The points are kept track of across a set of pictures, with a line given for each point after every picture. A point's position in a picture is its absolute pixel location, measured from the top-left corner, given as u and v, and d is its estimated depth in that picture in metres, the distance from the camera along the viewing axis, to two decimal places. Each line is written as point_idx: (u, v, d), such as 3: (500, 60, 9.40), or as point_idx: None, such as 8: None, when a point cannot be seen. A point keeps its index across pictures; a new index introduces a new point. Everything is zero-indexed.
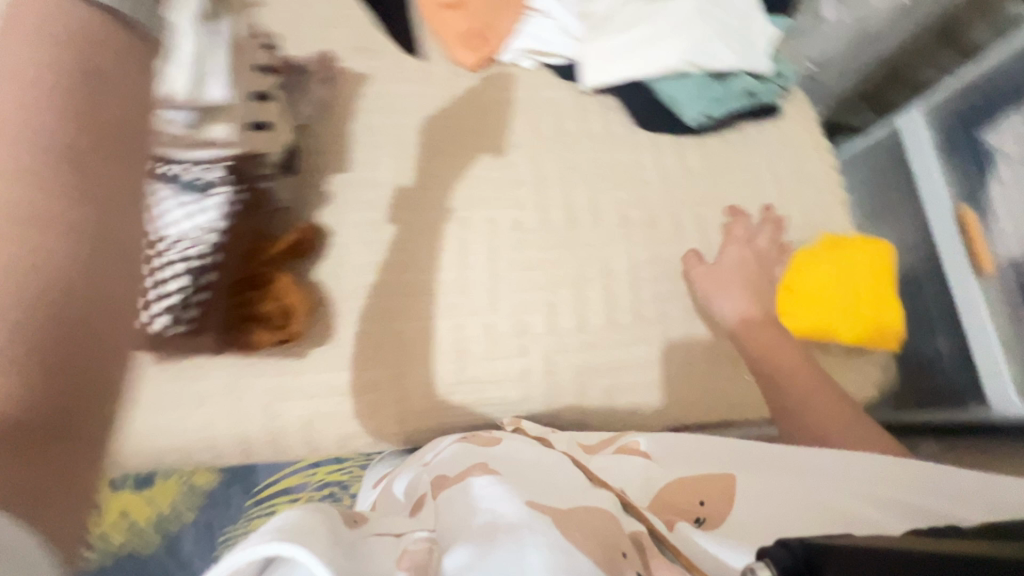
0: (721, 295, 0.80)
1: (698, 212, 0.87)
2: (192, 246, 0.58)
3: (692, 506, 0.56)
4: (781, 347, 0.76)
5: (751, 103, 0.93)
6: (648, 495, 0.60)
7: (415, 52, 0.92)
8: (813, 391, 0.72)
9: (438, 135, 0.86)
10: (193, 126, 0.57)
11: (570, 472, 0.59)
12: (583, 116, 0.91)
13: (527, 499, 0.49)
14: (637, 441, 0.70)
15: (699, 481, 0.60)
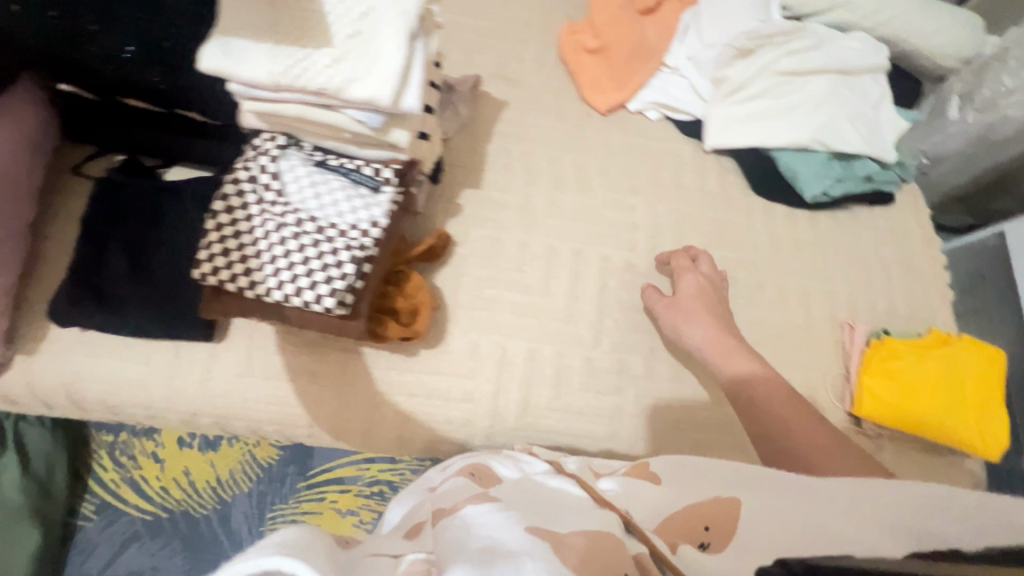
0: (688, 324, 0.75)
1: (804, 284, 0.88)
2: (357, 235, 0.59)
3: (697, 529, 0.50)
4: (763, 379, 0.68)
5: (869, 188, 0.94)
6: (653, 517, 0.53)
7: (551, 86, 0.96)
8: (791, 420, 0.63)
9: (562, 165, 0.89)
10: (377, 128, 0.60)
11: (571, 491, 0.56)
12: (702, 173, 0.93)
13: (529, 525, 0.46)
14: (646, 463, 0.62)
15: (701, 505, 0.52)
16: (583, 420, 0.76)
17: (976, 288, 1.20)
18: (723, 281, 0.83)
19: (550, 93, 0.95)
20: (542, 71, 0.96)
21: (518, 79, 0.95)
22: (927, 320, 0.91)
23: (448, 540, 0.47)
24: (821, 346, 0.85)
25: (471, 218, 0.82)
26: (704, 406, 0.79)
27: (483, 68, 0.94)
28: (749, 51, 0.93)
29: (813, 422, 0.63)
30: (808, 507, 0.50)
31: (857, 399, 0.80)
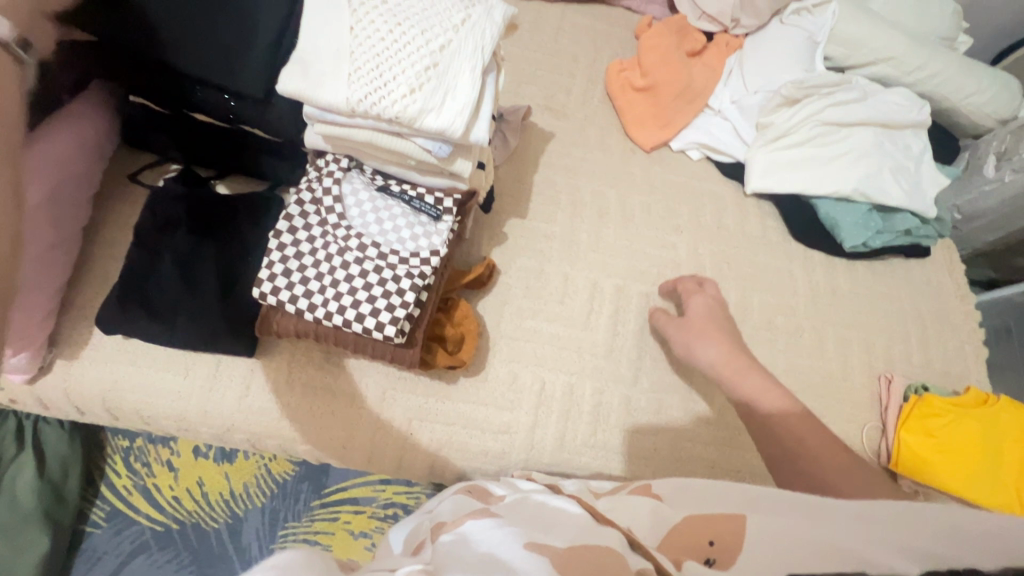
0: (699, 343, 0.73)
1: (842, 333, 0.88)
2: (418, 263, 0.59)
3: (701, 543, 0.48)
4: (774, 399, 0.66)
5: (906, 241, 0.95)
6: (655, 532, 0.52)
7: (595, 119, 0.97)
8: (807, 440, 0.62)
9: (604, 199, 0.89)
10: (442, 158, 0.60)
11: (568, 509, 0.52)
12: (742, 215, 0.94)
13: (529, 541, 0.43)
14: (649, 486, 0.61)
15: (705, 518, 0.50)
16: (620, 458, 0.75)
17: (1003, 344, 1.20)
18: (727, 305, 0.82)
19: (595, 127, 0.96)
20: (587, 105, 0.98)
21: (564, 112, 0.96)
22: (962, 377, 0.90)
23: (440, 549, 0.45)
24: (857, 397, 0.84)
25: (516, 247, 0.82)
26: (739, 452, 0.78)
27: (530, 99, 0.96)
28: (794, 100, 0.95)
29: (818, 443, 0.61)
30: (810, 521, 0.46)
31: (894, 453, 0.79)
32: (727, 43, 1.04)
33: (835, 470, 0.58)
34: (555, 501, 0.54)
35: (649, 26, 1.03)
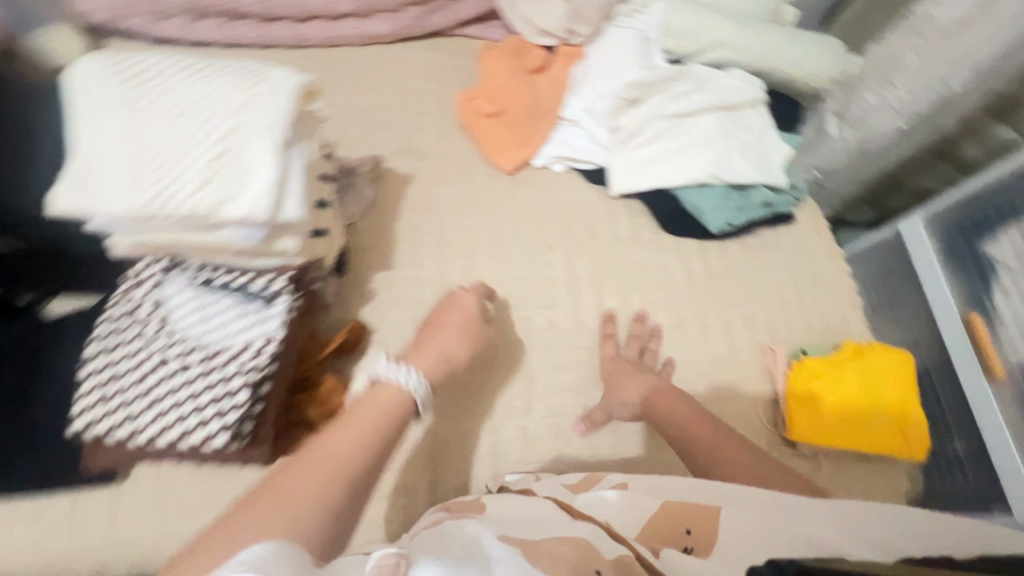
0: (622, 383, 0.76)
1: (725, 314, 0.90)
2: (249, 357, 0.56)
3: (678, 532, 0.52)
4: (688, 412, 0.69)
5: (768, 213, 0.99)
6: (633, 526, 0.55)
7: (454, 151, 0.97)
8: (726, 442, 0.64)
9: (473, 230, 0.89)
10: (260, 242, 0.59)
11: (549, 508, 0.55)
12: (612, 217, 0.96)
13: (498, 533, 0.48)
14: (623, 481, 0.63)
15: (680, 507, 0.54)
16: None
17: (884, 280, 1.29)
18: (608, 318, 0.85)
19: (454, 159, 0.96)
20: (444, 138, 0.98)
21: (420, 150, 0.96)
22: (841, 331, 0.95)
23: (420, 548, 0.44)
24: (748, 372, 0.86)
25: (388, 300, 0.80)
26: (645, 453, 0.78)
27: (383, 142, 0.94)
28: (636, 100, 0.97)
29: (742, 452, 0.63)
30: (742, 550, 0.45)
31: (790, 421, 0.82)
32: (568, 54, 1.06)
33: (768, 474, 0.60)
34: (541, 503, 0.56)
35: (491, 50, 1.05)
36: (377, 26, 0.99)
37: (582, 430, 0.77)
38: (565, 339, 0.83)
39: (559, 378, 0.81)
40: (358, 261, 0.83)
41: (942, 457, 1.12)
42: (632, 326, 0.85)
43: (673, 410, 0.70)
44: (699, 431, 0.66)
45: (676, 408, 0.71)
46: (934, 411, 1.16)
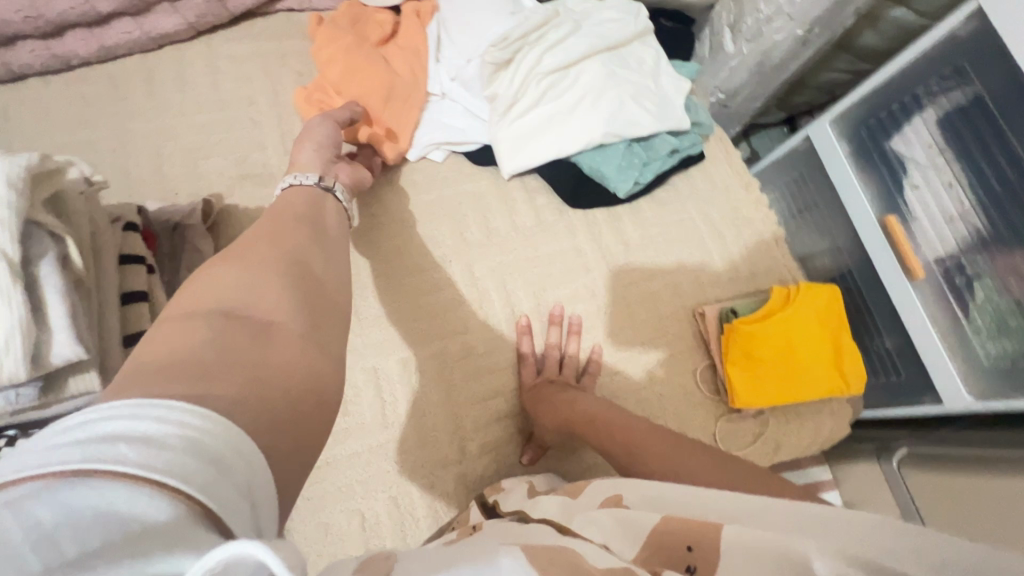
0: (558, 396, 0.71)
1: (648, 285, 0.84)
2: None
3: (681, 551, 0.41)
4: (632, 424, 0.66)
5: (677, 160, 0.89)
6: (632, 542, 0.44)
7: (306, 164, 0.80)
8: (669, 448, 0.61)
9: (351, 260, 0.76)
10: (42, 399, 0.44)
11: (539, 531, 0.46)
12: (507, 204, 0.84)
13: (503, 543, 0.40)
14: (620, 494, 0.52)
15: (682, 517, 0.43)
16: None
17: (797, 191, 1.27)
18: (525, 328, 0.76)
19: None
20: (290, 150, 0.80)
21: (264, 173, 0.78)
22: (767, 271, 0.91)
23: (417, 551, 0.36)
24: (680, 343, 0.82)
25: None
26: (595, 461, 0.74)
27: (215, 173, 0.77)
28: (507, 60, 0.82)
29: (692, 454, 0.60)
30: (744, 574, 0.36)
31: (731, 387, 0.78)
32: (417, 12, 0.88)
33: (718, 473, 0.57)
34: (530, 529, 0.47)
35: (321, 24, 0.85)
36: (161, 19, 0.78)
37: (532, 459, 0.72)
38: (482, 362, 0.75)
39: (486, 407, 0.74)
40: None
41: (874, 355, 1.16)
42: (548, 330, 0.78)
43: (618, 423, 0.67)
44: (640, 441, 0.63)
45: (618, 422, 0.67)
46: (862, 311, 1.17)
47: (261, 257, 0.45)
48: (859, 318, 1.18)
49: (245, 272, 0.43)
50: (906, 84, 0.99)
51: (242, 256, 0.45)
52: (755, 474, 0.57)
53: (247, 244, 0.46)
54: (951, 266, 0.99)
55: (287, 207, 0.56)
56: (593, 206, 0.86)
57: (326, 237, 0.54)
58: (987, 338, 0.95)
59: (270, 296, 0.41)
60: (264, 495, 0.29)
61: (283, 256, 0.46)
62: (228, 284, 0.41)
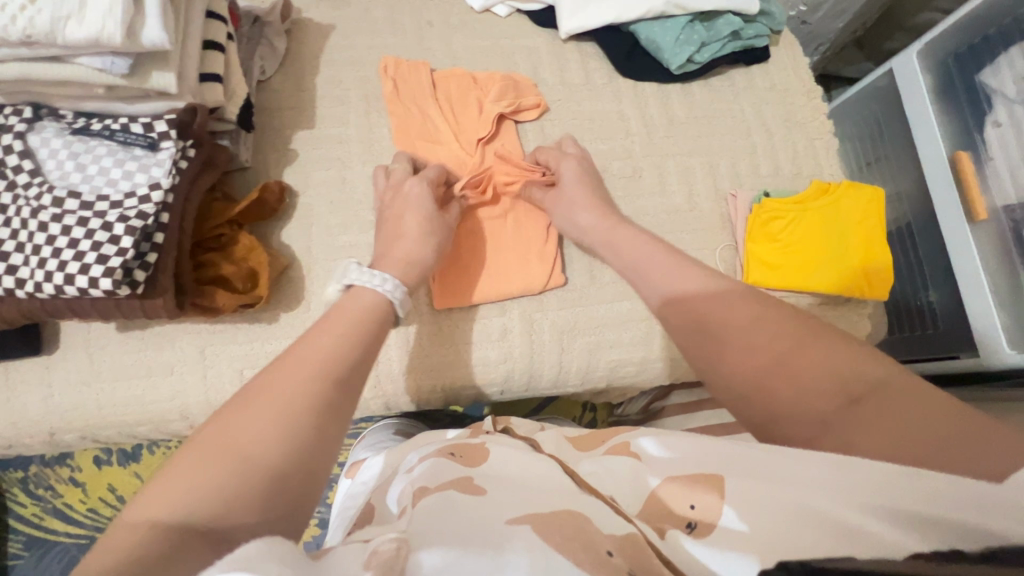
0: (603, 247, 0.68)
1: (682, 162, 0.84)
2: (134, 205, 0.52)
3: (681, 506, 0.42)
4: (718, 296, 0.53)
5: (737, 48, 0.88)
6: (637, 500, 0.46)
7: None
8: (754, 342, 0.48)
9: None
10: (128, 76, 0.52)
11: (550, 472, 0.51)
12: (558, 63, 0.86)
13: (509, 514, 0.41)
14: (628, 444, 0.54)
15: (683, 480, 0.44)
16: (473, 347, 0.74)
17: (862, 132, 1.22)
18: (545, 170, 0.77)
19: (377, 4, 0.85)
20: None
21: None
22: (812, 174, 0.87)
23: (425, 524, 0.40)
24: (705, 219, 0.82)
25: (308, 161, 0.74)
26: (598, 304, 0.77)
27: None
28: None
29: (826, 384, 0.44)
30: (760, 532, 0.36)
31: (746, 266, 0.79)
32: None
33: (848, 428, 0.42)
34: (553, 472, 0.51)
35: None
36: None
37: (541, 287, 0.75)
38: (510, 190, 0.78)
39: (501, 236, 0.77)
40: (273, 123, 0.76)
41: (915, 309, 1.10)
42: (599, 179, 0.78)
43: (699, 295, 0.54)
44: (720, 318, 0.51)
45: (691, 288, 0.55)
46: (910, 261, 1.12)
47: (285, 397, 0.41)
48: (908, 268, 1.12)
49: (238, 434, 0.38)
50: (1009, 7, 0.92)
51: (245, 409, 0.40)
52: (857, 400, 0.42)
53: (242, 418, 0.39)
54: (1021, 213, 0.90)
55: (359, 329, 0.51)
56: (643, 78, 0.86)
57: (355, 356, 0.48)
58: None
59: (265, 433, 0.38)
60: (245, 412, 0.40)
61: (307, 398, 0.42)
62: (220, 444, 0.38)
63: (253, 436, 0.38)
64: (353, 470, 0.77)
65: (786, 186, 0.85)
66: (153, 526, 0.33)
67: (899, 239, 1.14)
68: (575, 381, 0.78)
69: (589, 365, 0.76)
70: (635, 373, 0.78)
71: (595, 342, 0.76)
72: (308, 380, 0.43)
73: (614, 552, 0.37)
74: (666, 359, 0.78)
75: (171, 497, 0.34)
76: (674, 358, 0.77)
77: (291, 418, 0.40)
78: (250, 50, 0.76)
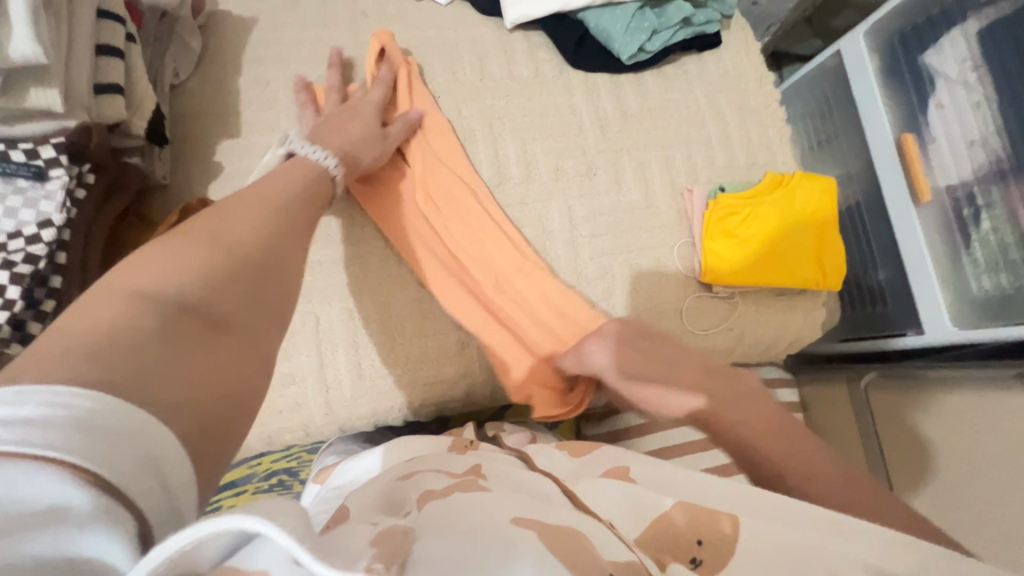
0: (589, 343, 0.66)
1: (639, 156, 0.81)
2: (21, 246, 0.47)
3: (687, 542, 0.40)
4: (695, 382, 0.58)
5: (688, 34, 0.85)
6: (639, 522, 0.42)
7: None
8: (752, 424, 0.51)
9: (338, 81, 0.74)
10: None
11: (543, 484, 0.47)
12: (504, 54, 0.81)
13: (514, 515, 0.38)
14: (626, 468, 0.51)
15: (696, 511, 0.42)
16: (429, 365, 0.70)
17: (811, 113, 1.22)
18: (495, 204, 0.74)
19: None
20: None
21: None
22: (767, 164, 0.86)
23: (428, 523, 0.36)
24: (663, 215, 0.80)
25: (236, 174, 0.68)
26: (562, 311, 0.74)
27: None
28: None
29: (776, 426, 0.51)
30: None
31: (705, 262, 0.77)
32: None
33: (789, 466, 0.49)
34: (540, 484, 0.47)
35: None
36: None
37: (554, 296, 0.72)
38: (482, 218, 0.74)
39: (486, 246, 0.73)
40: (193, 132, 0.68)
41: (864, 288, 1.13)
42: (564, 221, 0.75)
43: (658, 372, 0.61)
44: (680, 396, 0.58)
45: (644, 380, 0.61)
46: (860, 240, 1.14)
47: (246, 221, 0.42)
48: (857, 248, 1.15)
49: (209, 241, 0.39)
50: None
51: (207, 222, 0.40)
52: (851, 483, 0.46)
53: (204, 228, 0.40)
54: (965, 195, 0.92)
55: (298, 181, 0.54)
56: (595, 69, 0.83)
57: (302, 205, 0.51)
58: (986, 272, 0.89)
59: (235, 241, 0.40)
60: (208, 226, 0.40)
61: (266, 226, 0.44)
62: (188, 241, 0.38)
63: (225, 243, 0.39)
64: (321, 476, 0.69)
65: (743, 176, 0.84)
66: (123, 292, 0.32)
67: (848, 220, 1.16)
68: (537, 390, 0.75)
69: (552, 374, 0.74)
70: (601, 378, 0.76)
71: None
72: (264, 215, 0.44)
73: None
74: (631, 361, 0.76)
75: (143, 274, 0.34)
76: None
77: (260, 240, 0.42)
78: (157, 50, 0.68)
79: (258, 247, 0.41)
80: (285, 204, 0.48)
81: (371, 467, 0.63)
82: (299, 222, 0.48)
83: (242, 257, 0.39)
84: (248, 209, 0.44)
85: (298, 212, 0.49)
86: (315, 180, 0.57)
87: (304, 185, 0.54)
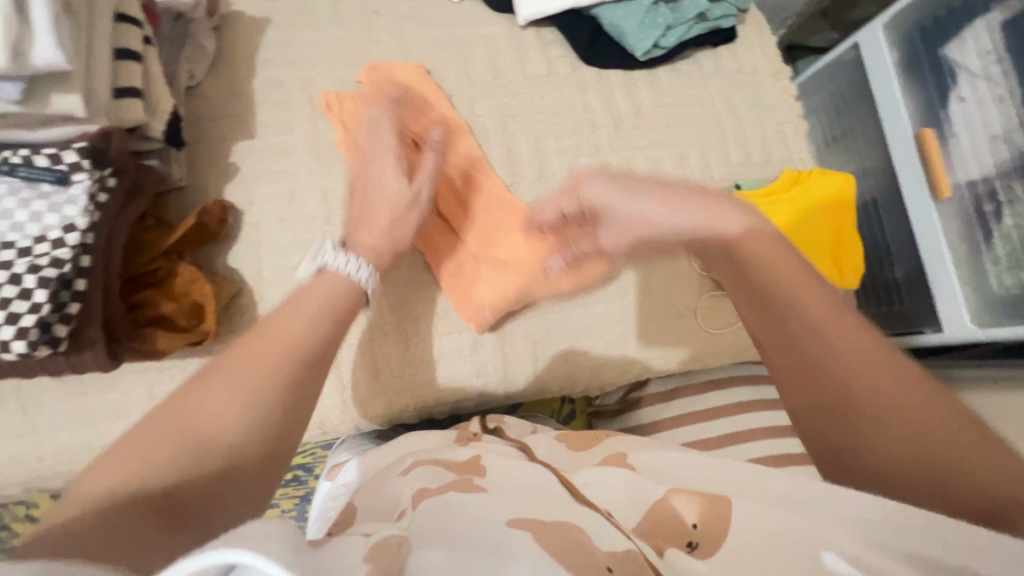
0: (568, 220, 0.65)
1: (652, 153, 0.80)
2: (47, 249, 0.48)
3: (683, 526, 0.39)
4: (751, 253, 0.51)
5: (702, 29, 0.84)
6: (636, 510, 0.42)
7: None
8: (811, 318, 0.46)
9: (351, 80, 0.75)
10: (25, 101, 0.46)
11: (544, 476, 0.47)
12: (517, 52, 0.81)
13: (510, 518, 0.38)
14: (625, 455, 0.51)
15: (690, 495, 0.41)
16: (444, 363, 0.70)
17: (828, 106, 1.20)
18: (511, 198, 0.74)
19: None
20: None
21: None
22: (782, 160, 0.85)
23: (426, 528, 0.37)
24: None
25: (252, 174, 0.68)
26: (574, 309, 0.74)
27: None
28: None
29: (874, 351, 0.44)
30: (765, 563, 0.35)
31: None
32: None
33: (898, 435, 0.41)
34: (545, 477, 0.47)
35: None
36: None
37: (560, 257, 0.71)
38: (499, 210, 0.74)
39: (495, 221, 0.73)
40: (209, 133, 0.69)
41: (881, 284, 1.12)
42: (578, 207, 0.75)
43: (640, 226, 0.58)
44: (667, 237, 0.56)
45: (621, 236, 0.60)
46: (877, 237, 1.12)
47: (249, 371, 0.42)
48: (873, 244, 1.13)
49: (206, 409, 0.39)
50: None
51: (212, 381, 0.41)
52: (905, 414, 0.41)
53: (207, 391, 0.40)
54: (987, 189, 0.90)
55: (326, 298, 0.52)
56: (608, 65, 0.82)
57: (328, 332, 0.49)
58: (1008, 269, 0.88)
59: (230, 405, 0.40)
60: (210, 387, 0.41)
61: (272, 375, 0.43)
62: (183, 413, 0.39)
63: (221, 409, 0.39)
64: (332, 473, 0.70)
65: (759, 173, 0.83)
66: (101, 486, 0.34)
67: (864, 215, 1.14)
68: (550, 387, 0.75)
69: (566, 371, 0.74)
70: (614, 375, 0.76)
71: (569, 347, 0.73)
72: (271, 358, 0.43)
73: (614, 568, 0.34)
74: (645, 358, 0.75)
75: (128, 460, 0.35)
76: (651, 358, 0.75)
77: (262, 394, 0.41)
78: (173, 52, 0.69)
79: (256, 404, 0.40)
80: (302, 334, 0.47)
81: (381, 460, 0.64)
82: (315, 355, 0.46)
83: (231, 425, 0.39)
84: (259, 351, 0.44)
85: (317, 341, 0.47)
86: (344, 293, 0.55)
87: (331, 301, 0.52)
